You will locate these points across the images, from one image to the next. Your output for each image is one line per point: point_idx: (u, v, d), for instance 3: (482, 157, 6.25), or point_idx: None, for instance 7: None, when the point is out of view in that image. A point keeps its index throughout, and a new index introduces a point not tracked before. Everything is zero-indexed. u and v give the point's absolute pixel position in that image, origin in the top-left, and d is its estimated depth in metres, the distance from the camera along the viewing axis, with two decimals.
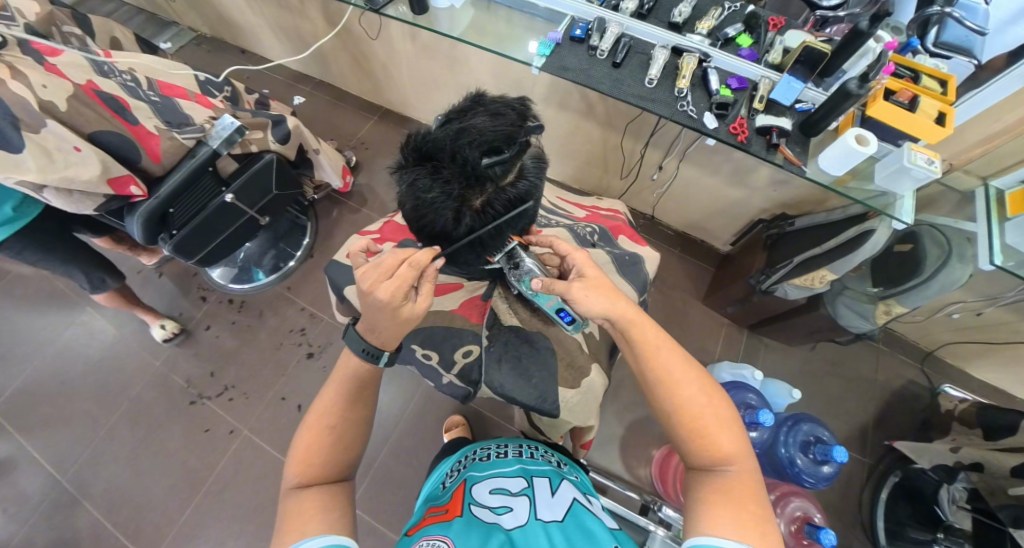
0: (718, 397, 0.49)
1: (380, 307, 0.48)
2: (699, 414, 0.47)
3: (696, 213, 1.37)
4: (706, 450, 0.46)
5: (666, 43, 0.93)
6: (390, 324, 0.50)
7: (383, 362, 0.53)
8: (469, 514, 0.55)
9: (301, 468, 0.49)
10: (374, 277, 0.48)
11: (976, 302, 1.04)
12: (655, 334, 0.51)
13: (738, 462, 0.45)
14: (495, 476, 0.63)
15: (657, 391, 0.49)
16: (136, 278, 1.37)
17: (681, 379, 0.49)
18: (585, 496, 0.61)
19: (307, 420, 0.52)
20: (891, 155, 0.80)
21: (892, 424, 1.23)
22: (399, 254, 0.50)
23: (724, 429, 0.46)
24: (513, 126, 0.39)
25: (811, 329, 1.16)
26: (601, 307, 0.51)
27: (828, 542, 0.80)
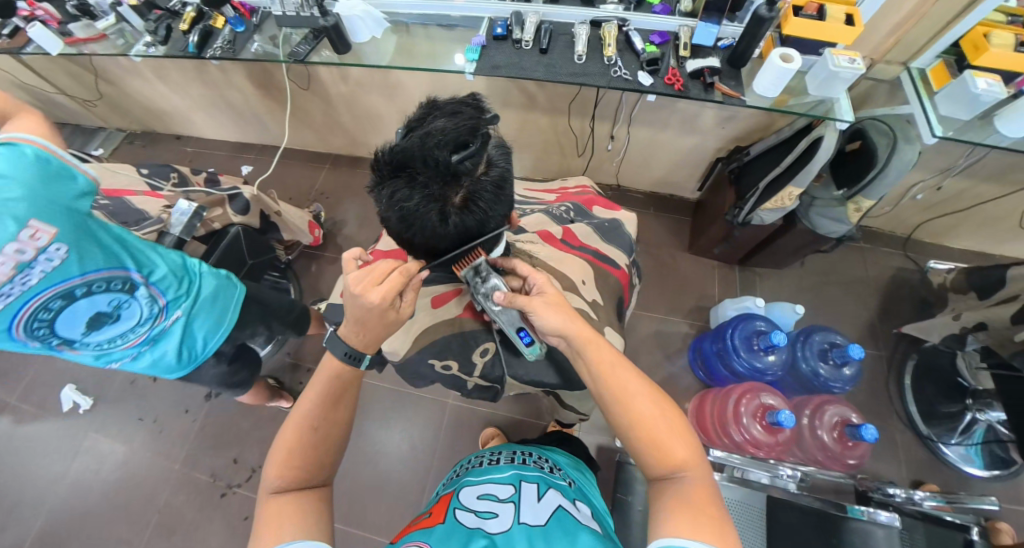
0: (671, 408, 0.48)
1: (370, 309, 0.50)
2: (651, 423, 0.46)
3: (658, 170, 1.41)
4: (659, 459, 0.45)
5: (584, 19, 0.97)
6: (378, 323, 0.52)
7: (366, 363, 0.54)
8: (452, 519, 0.54)
9: (281, 471, 0.47)
10: (366, 280, 0.50)
11: (933, 177, 1.11)
12: (606, 352, 0.50)
13: (694, 469, 0.44)
14: (486, 482, 0.61)
15: (610, 406, 0.48)
16: (133, 388, 1.33)
17: (633, 393, 0.48)
18: (572, 503, 0.58)
19: (290, 419, 0.50)
20: (816, 65, 0.85)
21: (894, 312, 1.28)
22: (393, 262, 0.52)
23: (679, 436, 0.45)
24: (472, 119, 0.39)
25: (798, 245, 1.19)
26: (556, 323, 0.51)
27: (871, 435, 0.82)
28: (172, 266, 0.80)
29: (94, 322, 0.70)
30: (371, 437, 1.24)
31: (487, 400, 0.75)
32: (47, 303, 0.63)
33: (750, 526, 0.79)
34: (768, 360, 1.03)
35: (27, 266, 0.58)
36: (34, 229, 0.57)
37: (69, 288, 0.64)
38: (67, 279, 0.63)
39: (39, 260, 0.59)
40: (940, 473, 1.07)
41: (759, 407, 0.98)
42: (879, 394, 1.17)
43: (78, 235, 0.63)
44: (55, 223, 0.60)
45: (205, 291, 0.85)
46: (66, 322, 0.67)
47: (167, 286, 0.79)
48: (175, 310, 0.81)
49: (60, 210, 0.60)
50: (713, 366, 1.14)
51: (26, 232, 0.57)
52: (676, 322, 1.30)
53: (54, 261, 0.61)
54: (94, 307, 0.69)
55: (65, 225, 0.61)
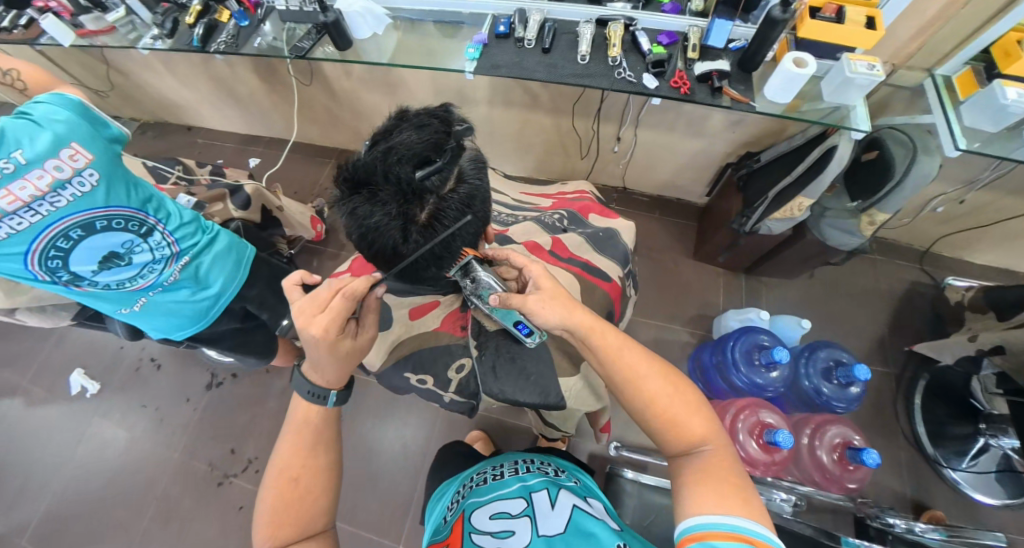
0: (683, 384, 0.48)
1: (320, 343, 0.49)
2: (666, 403, 0.45)
3: (665, 173, 1.37)
4: (677, 437, 0.45)
5: (590, 18, 0.93)
6: (331, 358, 0.51)
7: (333, 401, 0.54)
8: (470, 545, 0.53)
9: (271, 531, 0.48)
10: (308, 311, 0.48)
11: (955, 190, 1.05)
12: (615, 337, 0.49)
13: (713, 440, 0.45)
14: (494, 500, 0.60)
15: (624, 391, 0.47)
16: (136, 376, 1.36)
17: (645, 373, 0.47)
18: (584, 500, 0.59)
19: (266, 479, 0.51)
20: (832, 70, 0.81)
21: (907, 328, 1.23)
22: (335, 285, 0.50)
23: (694, 411, 0.46)
24: (439, 133, 0.37)
25: (807, 256, 1.14)
26: (556, 319, 0.49)
27: (873, 461, 0.79)
28: (189, 219, 0.85)
29: (109, 260, 0.72)
30: (365, 434, 1.25)
31: (465, 415, 0.72)
32: (67, 230, 0.66)
33: None
34: (770, 375, 0.99)
35: (60, 186, 0.63)
36: (74, 152, 0.64)
37: (91, 218, 0.68)
38: (92, 208, 0.68)
39: (72, 182, 0.64)
40: (948, 499, 1.02)
41: (757, 424, 0.95)
42: (885, 413, 1.13)
43: (110, 168, 0.69)
44: (93, 151, 0.66)
45: (217, 247, 0.90)
46: (82, 255, 0.69)
47: (183, 236, 0.83)
48: (188, 261, 0.84)
49: (98, 143, 0.68)
50: (712, 378, 1.11)
51: (66, 153, 0.63)
52: (676, 331, 1.27)
53: (85, 188, 0.66)
54: (111, 244, 0.71)
55: (101, 156, 0.67)
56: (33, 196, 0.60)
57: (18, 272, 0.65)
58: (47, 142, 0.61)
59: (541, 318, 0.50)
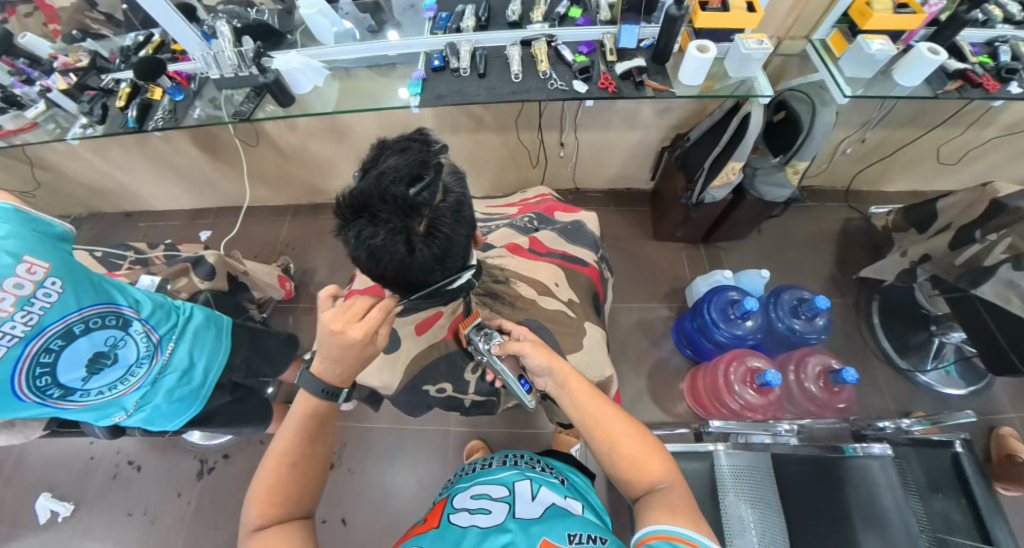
0: (644, 430, 0.50)
1: (352, 345, 0.51)
2: (626, 443, 0.48)
3: (612, 167, 1.48)
4: (636, 477, 0.46)
5: (515, 40, 1.02)
6: (357, 358, 0.52)
7: (342, 398, 0.54)
8: (446, 523, 0.54)
9: (263, 508, 0.47)
10: (344, 322, 0.50)
11: (856, 131, 1.21)
12: (580, 383, 0.53)
13: (670, 482, 0.46)
14: (478, 484, 0.61)
15: (589, 432, 0.51)
16: (116, 482, 1.25)
17: (609, 416, 0.50)
18: (564, 499, 0.58)
19: (268, 456, 0.50)
20: (730, 51, 0.93)
21: (849, 259, 1.37)
22: (370, 298, 0.52)
23: (653, 453, 0.47)
24: (421, 153, 0.42)
25: (751, 213, 1.26)
26: (541, 362, 0.55)
27: (852, 377, 0.87)
28: (160, 302, 0.83)
29: (95, 363, 0.69)
30: (379, 481, 1.21)
31: (491, 413, 0.76)
32: (48, 343, 0.63)
33: (761, 486, 0.79)
34: (746, 326, 1.07)
35: (25, 302, 0.60)
36: (30, 264, 0.60)
37: (68, 325, 0.65)
38: (65, 315, 0.65)
39: (37, 296, 0.61)
40: (923, 399, 1.13)
41: (747, 372, 1.03)
42: (853, 337, 1.24)
43: (72, 271, 0.66)
44: (49, 258, 0.63)
45: (196, 321, 0.87)
46: (67, 365, 0.66)
47: (160, 320, 0.81)
48: (173, 342, 0.82)
49: (47, 247, 0.63)
50: (698, 342, 1.18)
51: (23, 268, 0.60)
52: (655, 307, 1.35)
53: (52, 297, 0.63)
54: (94, 346, 0.69)
55: (58, 260, 0.64)
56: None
57: (5, 403, 0.62)
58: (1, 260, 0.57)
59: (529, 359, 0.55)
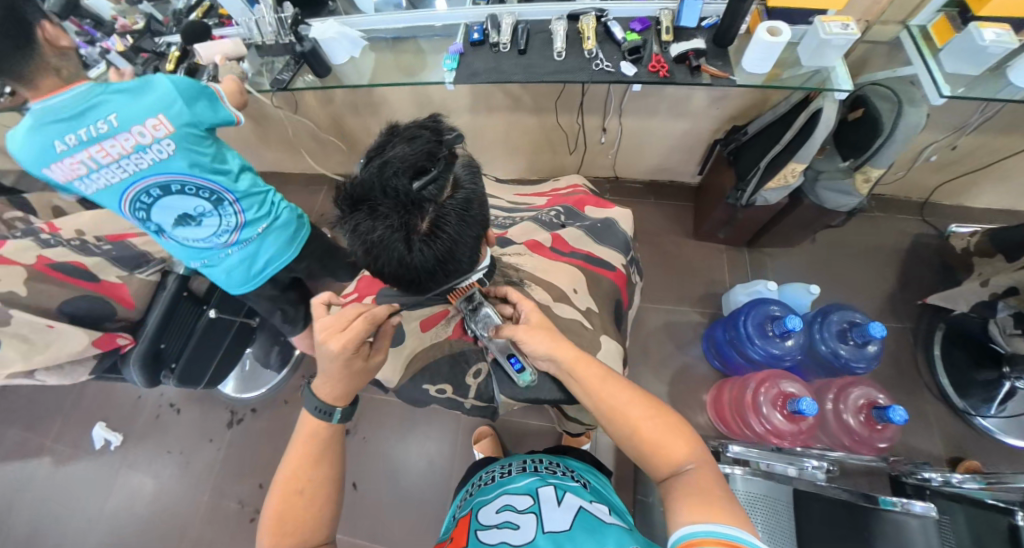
0: (665, 409, 0.48)
1: (334, 355, 0.49)
2: (648, 427, 0.45)
3: (655, 158, 1.37)
4: (660, 457, 0.44)
5: (560, 14, 0.94)
6: (338, 369, 0.51)
7: (338, 417, 0.53)
8: (474, 540, 0.53)
9: (277, 538, 0.47)
10: (330, 326, 0.49)
11: (946, 137, 1.05)
12: (597, 370, 0.50)
13: (697, 460, 0.43)
14: (501, 495, 0.60)
15: (608, 421, 0.48)
16: (158, 422, 1.37)
17: (625, 402, 0.48)
18: (591, 501, 0.57)
19: (275, 483, 0.50)
20: (807, 35, 0.82)
21: (917, 281, 1.22)
22: (359, 308, 0.51)
23: (678, 434, 0.45)
24: (432, 143, 0.38)
25: (808, 220, 1.13)
26: (542, 349, 0.51)
27: (900, 417, 0.77)
28: (264, 195, 0.88)
29: (184, 221, 0.78)
30: (390, 453, 1.25)
31: (486, 417, 0.72)
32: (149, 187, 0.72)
33: (776, 515, 0.77)
34: (785, 345, 0.98)
35: (141, 149, 0.69)
36: (156, 122, 0.68)
37: (168, 181, 0.73)
38: (171, 175, 0.73)
39: (152, 148, 0.69)
40: (982, 447, 1.01)
41: (779, 395, 0.94)
42: (908, 368, 1.11)
43: (190, 140, 0.73)
44: (175, 123, 0.70)
45: (280, 222, 0.92)
46: (162, 212, 0.76)
47: (253, 208, 0.86)
48: (254, 233, 0.87)
49: (188, 116, 0.71)
50: (727, 354, 1.11)
51: (152, 122, 0.68)
52: (686, 312, 1.27)
53: (162, 154, 0.71)
54: (184, 207, 0.77)
55: (182, 127, 0.71)
56: (119, 153, 0.67)
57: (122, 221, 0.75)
58: (137, 110, 0.66)
59: (528, 346, 0.52)
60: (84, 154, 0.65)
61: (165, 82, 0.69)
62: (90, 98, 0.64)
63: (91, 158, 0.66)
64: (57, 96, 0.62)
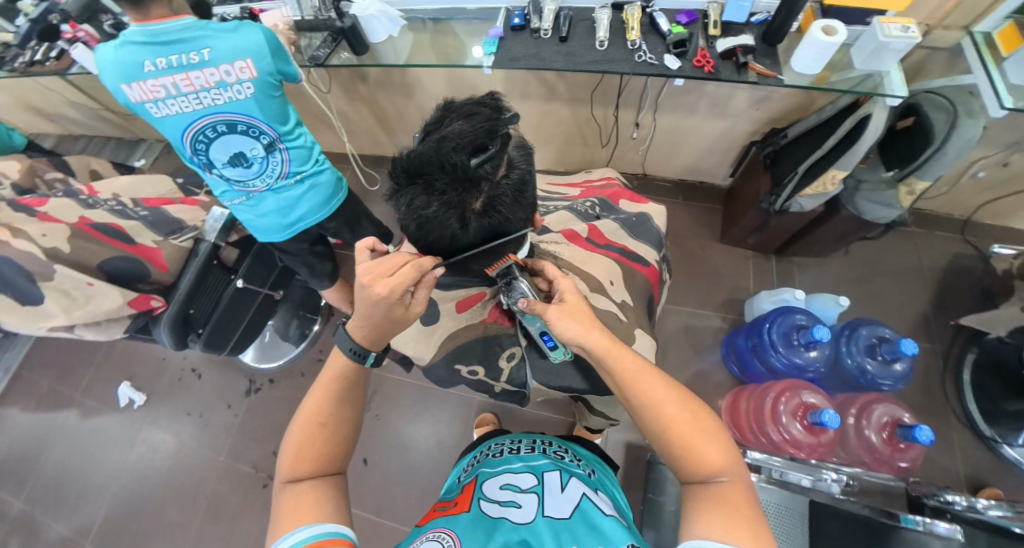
0: (702, 411, 0.45)
1: (376, 301, 0.45)
2: (685, 429, 0.43)
3: (686, 157, 1.35)
4: (694, 463, 0.42)
5: (604, 3, 0.93)
6: (381, 318, 0.47)
7: (371, 360, 0.51)
8: (476, 509, 0.53)
9: (294, 462, 0.46)
10: (376, 270, 0.45)
11: (999, 154, 1.00)
12: (634, 359, 0.46)
13: (730, 471, 0.41)
14: (505, 473, 0.61)
15: (639, 413, 0.45)
16: (180, 384, 1.41)
17: (663, 397, 0.44)
18: (594, 491, 0.58)
19: (299, 411, 0.49)
20: (863, 36, 0.78)
21: (951, 301, 1.18)
22: (402, 254, 0.47)
23: (713, 440, 0.42)
24: (490, 119, 0.38)
25: (842, 230, 1.10)
26: (571, 334, 0.47)
27: (927, 438, 0.75)
28: (308, 148, 0.95)
29: (236, 157, 0.86)
30: (402, 431, 1.27)
31: (518, 402, 0.74)
32: (215, 123, 0.81)
33: (789, 528, 0.78)
34: (810, 355, 0.97)
35: (222, 87, 0.76)
36: (241, 66, 0.75)
37: (234, 120, 0.81)
38: (239, 114, 0.81)
39: (232, 87, 0.77)
40: (1007, 477, 0.98)
41: (800, 406, 0.93)
42: (934, 390, 1.09)
43: (266, 88, 0.80)
44: (258, 69, 0.77)
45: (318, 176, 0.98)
46: (221, 145, 0.85)
47: (300, 158, 0.93)
48: (295, 181, 0.94)
49: (270, 65, 0.78)
50: (748, 362, 1.09)
51: (238, 65, 0.75)
52: (707, 316, 1.25)
53: (239, 94, 0.78)
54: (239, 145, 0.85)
55: (263, 75, 0.78)
56: (202, 87, 0.75)
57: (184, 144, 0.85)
58: (227, 51, 0.73)
59: (556, 329, 0.48)
60: (171, 79, 0.73)
61: (259, 31, 0.76)
62: (191, 31, 0.71)
63: (175, 84, 0.74)
64: (161, 22, 0.70)
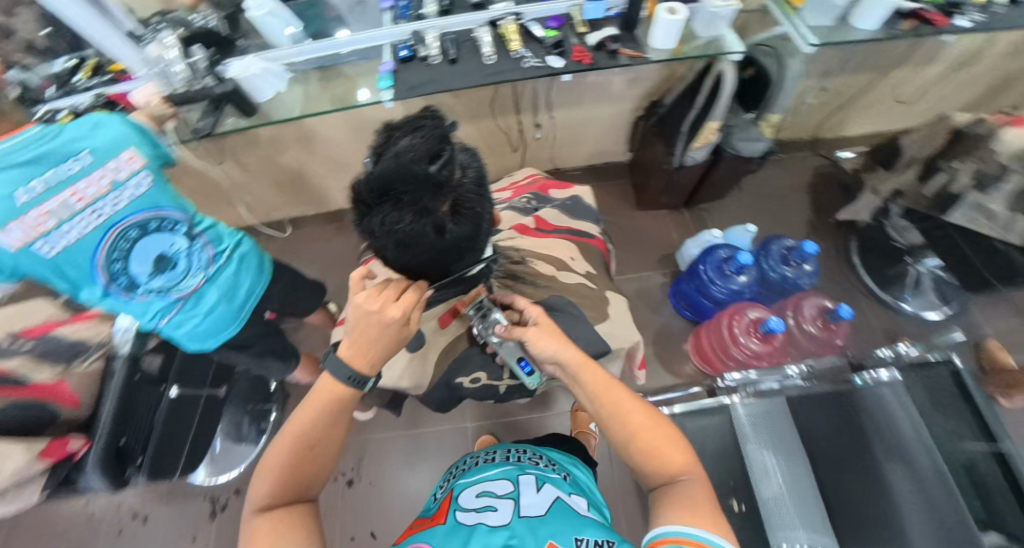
0: (665, 420, 0.50)
1: (388, 323, 0.47)
2: (647, 434, 0.48)
3: (588, 143, 1.47)
4: (659, 465, 0.47)
5: (480, 22, 0.99)
6: (390, 340, 0.49)
7: (369, 385, 0.51)
8: (452, 521, 0.54)
9: (268, 487, 0.46)
10: (385, 297, 0.48)
11: (816, 82, 1.26)
12: (600, 374, 0.53)
13: (691, 471, 0.46)
14: (481, 481, 0.61)
15: (608, 424, 0.50)
16: (121, 539, 1.18)
17: (629, 406, 0.50)
18: (569, 495, 0.58)
19: (280, 434, 0.49)
20: (697, 12, 0.94)
21: (823, 205, 1.43)
22: (401, 283, 0.50)
23: (675, 444, 0.48)
24: (435, 129, 0.40)
25: (730, 171, 1.28)
26: (549, 351, 0.53)
27: (847, 312, 0.89)
28: (220, 226, 0.89)
29: (159, 262, 0.78)
30: (404, 486, 1.19)
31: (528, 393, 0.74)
32: (124, 231, 0.72)
33: (777, 431, 0.90)
34: (741, 280, 1.09)
35: (118, 186, 0.70)
36: (130, 155, 0.70)
37: (142, 219, 0.74)
38: (147, 209, 0.75)
39: (129, 183, 0.71)
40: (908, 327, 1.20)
41: (749, 323, 1.06)
42: (837, 278, 1.30)
43: (158, 171, 0.76)
44: (147, 155, 0.73)
45: (244, 247, 0.92)
46: (139, 256, 0.75)
47: (219, 237, 0.87)
48: (226, 261, 0.87)
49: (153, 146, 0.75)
50: (697, 302, 1.20)
51: (125, 156, 0.70)
52: (651, 276, 1.36)
53: (138, 187, 0.73)
54: (157, 247, 0.77)
55: (152, 159, 0.74)
56: (98, 195, 0.68)
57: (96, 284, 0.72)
58: (108, 146, 0.68)
59: (536, 349, 0.54)
60: (56, 201, 0.63)
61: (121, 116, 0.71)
62: (53, 140, 0.63)
63: (62, 204, 0.64)
64: (9, 141, 0.60)
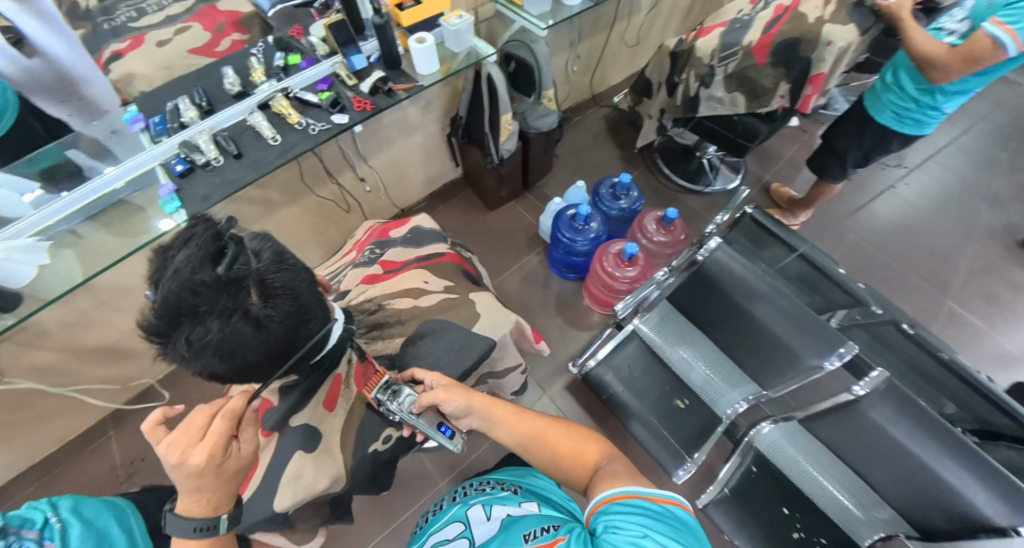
0: (582, 429, 0.55)
1: (198, 472, 0.45)
2: (562, 441, 0.53)
3: (418, 175, 1.52)
4: (580, 460, 0.51)
5: (249, 109, 0.90)
6: (216, 478, 0.47)
7: (224, 525, 0.49)
8: None
9: None
10: (182, 443, 0.44)
11: (567, 55, 1.49)
12: (511, 408, 0.60)
13: (609, 456, 0.49)
14: (435, 534, 0.61)
15: (531, 446, 0.56)
16: None
17: (542, 427, 0.56)
18: (518, 505, 0.59)
19: None
20: (443, 34, 1.04)
21: (624, 143, 1.69)
22: (207, 409, 0.47)
23: (589, 442, 0.52)
24: (209, 234, 0.40)
25: (542, 147, 1.45)
26: (462, 401, 0.59)
27: (671, 212, 1.09)
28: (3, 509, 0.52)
29: None
30: None
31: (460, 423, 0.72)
32: None
33: (681, 327, 1.06)
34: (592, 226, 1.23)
35: None
36: None
37: None
38: None
39: None
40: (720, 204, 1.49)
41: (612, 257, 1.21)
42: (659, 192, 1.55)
43: None
44: None
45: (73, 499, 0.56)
46: None
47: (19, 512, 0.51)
48: (63, 525, 0.52)
49: None
50: (570, 261, 1.35)
51: None
52: (528, 262, 1.46)
53: None
54: None
55: None
56: None
57: None
58: None
59: (448, 404, 0.59)
60: None
61: None
62: None
63: None
64: None
